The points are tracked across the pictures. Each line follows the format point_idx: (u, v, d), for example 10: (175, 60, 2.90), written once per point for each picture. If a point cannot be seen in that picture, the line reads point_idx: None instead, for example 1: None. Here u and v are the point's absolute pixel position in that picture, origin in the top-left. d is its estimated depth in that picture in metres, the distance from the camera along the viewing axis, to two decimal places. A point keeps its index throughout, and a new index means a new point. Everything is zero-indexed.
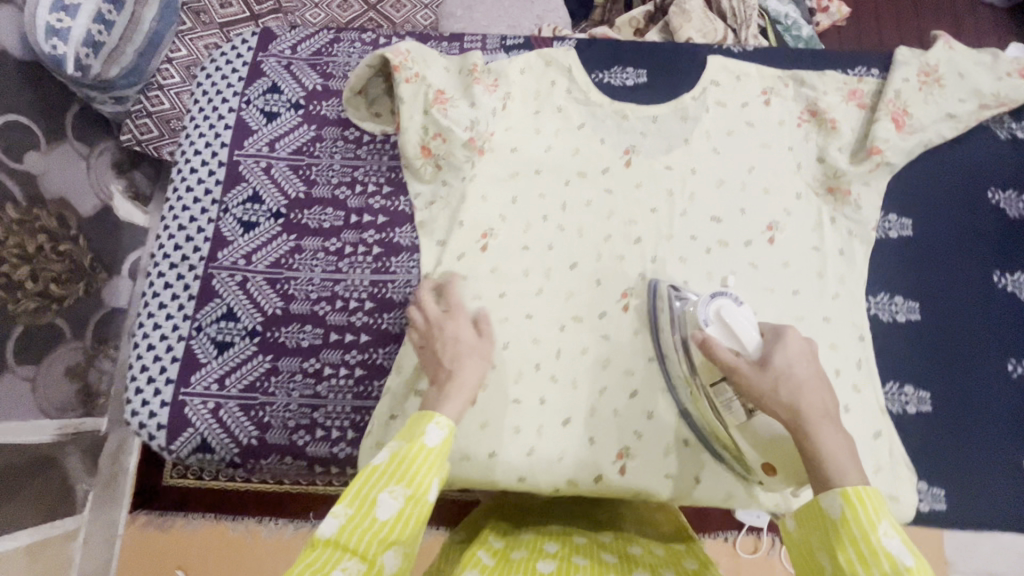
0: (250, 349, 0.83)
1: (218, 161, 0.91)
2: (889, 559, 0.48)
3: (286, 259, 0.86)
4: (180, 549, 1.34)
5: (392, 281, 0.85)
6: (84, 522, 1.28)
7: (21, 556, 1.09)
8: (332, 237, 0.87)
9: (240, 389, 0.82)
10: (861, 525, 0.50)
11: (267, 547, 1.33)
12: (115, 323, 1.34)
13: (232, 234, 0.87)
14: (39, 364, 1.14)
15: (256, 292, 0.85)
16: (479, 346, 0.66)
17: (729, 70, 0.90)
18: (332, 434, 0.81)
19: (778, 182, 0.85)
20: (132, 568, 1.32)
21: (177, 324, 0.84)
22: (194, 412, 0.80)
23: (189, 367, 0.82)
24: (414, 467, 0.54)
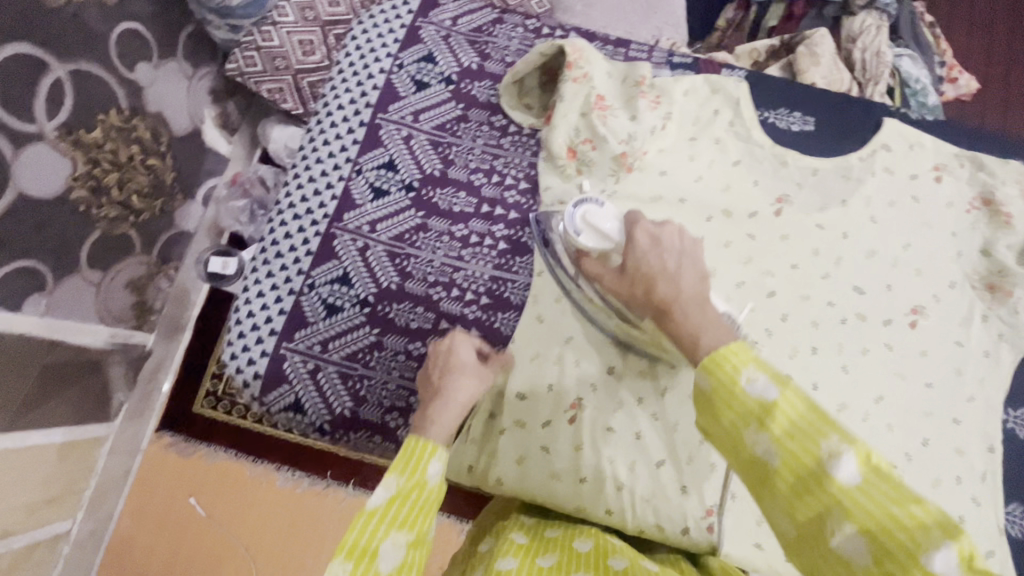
0: (356, 317, 0.89)
1: (359, 126, 0.96)
2: (759, 401, 0.50)
3: (409, 236, 0.91)
4: (196, 477, 1.36)
5: (511, 280, 0.91)
6: (114, 431, 1.28)
7: (51, 453, 1.11)
8: (460, 223, 0.92)
9: (341, 355, 0.88)
10: (727, 381, 0.52)
11: (278, 494, 1.34)
12: (183, 244, 1.35)
13: (362, 201, 0.92)
14: (108, 271, 1.15)
15: (374, 261, 0.91)
16: (480, 371, 0.79)
17: (904, 137, 0.91)
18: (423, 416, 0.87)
19: (932, 269, 0.85)
20: (146, 485, 1.35)
21: (291, 280, 0.90)
22: (294, 368, 0.88)
23: (297, 323, 0.89)
24: (413, 515, 0.60)
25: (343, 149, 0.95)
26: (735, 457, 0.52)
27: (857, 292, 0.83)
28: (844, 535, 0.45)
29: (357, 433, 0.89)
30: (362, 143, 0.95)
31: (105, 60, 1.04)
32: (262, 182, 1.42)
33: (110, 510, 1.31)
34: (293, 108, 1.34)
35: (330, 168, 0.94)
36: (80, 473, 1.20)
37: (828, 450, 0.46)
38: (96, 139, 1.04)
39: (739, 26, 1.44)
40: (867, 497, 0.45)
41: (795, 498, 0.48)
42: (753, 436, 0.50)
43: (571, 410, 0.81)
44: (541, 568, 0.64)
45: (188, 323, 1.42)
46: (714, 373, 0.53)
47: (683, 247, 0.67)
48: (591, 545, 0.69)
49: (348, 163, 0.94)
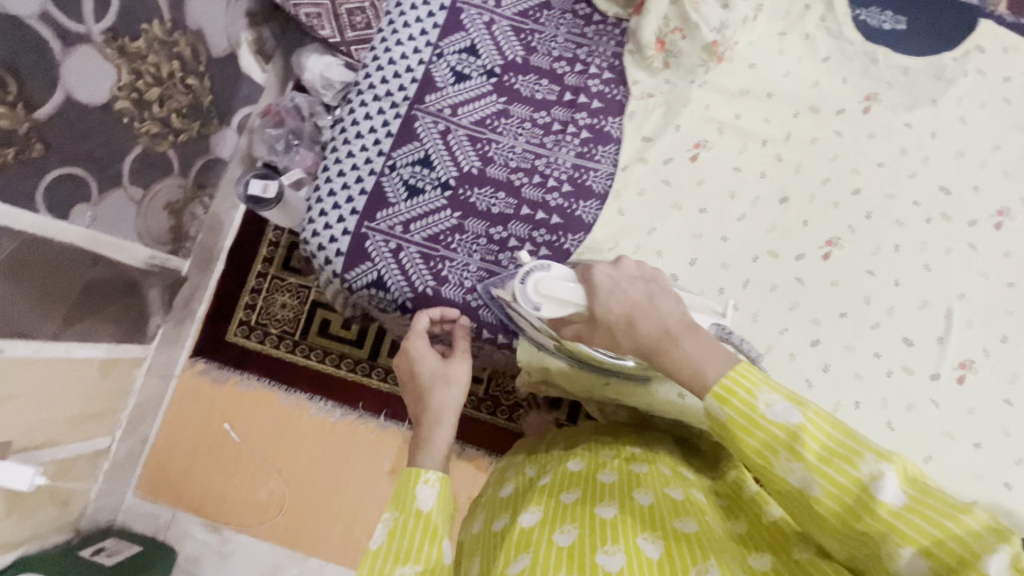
0: (440, 199, 0.89)
1: (440, 8, 0.94)
2: (786, 429, 0.51)
3: (491, 122, 0.92)
4: (227, 403, 1.38)
5: (594, 169, 0.91)
6: (151, 353, 1.29)
7: (94, 368, 1.13)
8: (543, 110, 0.93)
9: (422, 237, 0.88)
10: (745, 412, 0.52)
11: (308, 425, 1.36)
12: (218, 170, 1.34)
13: (444, 85, 0.92)
14: (147, 190, 1.15)
15: (456, 145, 0.91)
16: (446, 368, 0.77)
17: (998, 40, 0.88)
18: None
19: (1022, 169, 0.86)
20: (180, 409, 1.37)
21: (372, 161, 0.90)
22: (376, 248, 0.88)
23: (378, 205, 0.89)
24: (414, 543, 0.59)
25: (424, 33, 0.93)
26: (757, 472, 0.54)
27: (942, 192, 0.86)
28: (903, 552, 0.48)
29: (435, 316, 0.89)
30: (445, 28, 0.94)
31: None
32: (296, 111, 1.38)
33: (145, 432, 1.34)
34: (331, 36, 1.32)
35: (410, 51, 0.93)
36: (118, 392, 1.22)
37: (873, 478, 0.49)
38: (140, 50, 1.03)
39: None
40: (915, 518, 0.47)
41: (848, 523, 0.50)
42: (786, 465, 0.51)
43: None
44: (566, 502, 0.69)
45: (220, 253, 1.41)
46: (723, 401, 0.53)
47: (646, 283, 0.67)
48: (614, 476, 0.73)
49: (428, 47, 0.93)
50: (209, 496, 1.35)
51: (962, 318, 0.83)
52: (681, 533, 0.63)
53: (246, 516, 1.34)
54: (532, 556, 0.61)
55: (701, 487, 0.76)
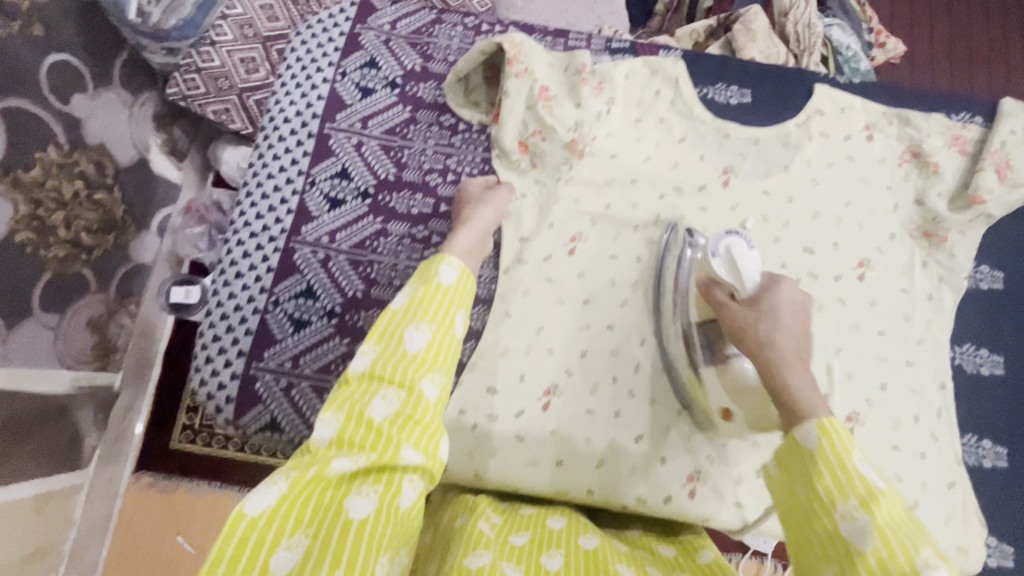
0: (325, 329, 0.88)
1: (307, 138, 0.95)
2: (865, 486, 0.51)
3: (368, 243, 0.92)
4: (181, 512, 1.33)
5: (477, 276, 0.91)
6: (89, 477, 1.22)
7: (27, 505, 1.05)
8: (420, 224, 0.93)
9: (310, 370, 0.87)
10: (835, 454, 0.54)
11: None
12: (142, 277, 1.31)
13: (319, 213, 0.92)
14: (65, 313, 1.11)
15: (337, 271, 0.90)
16: (499, 203, 0.86)
17: (834, 101, 0.96)
18: None
19: (872, 221, 0.92)
20: (130, 527, 1.31)
21: (254, 299, 0.89)
22: (266, 387, 0.86)
23: (262, 345, 0.87)
24: (429, 308, 0.66)
25: (294, 164, 0.94)
26: (812, 522, 0.53)
27: (806, 252, 0.89)
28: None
29: None
30: (314, 158, 0.94)
31: (37, 95, 0.99)
32: (218, 207, 1.40)
33: (94, 556, 1.26)
34: (242, 128, 1.30)
35: (281, 185, 0.94)
36: (58, 523, 1.14)
37: (926, 559, 0.46)
38: (37, 179, 1.00)
39: (677, 8, 1.52)
40: None
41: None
42: (848, 509, 0.50)
43: (543, 397, 0.85)
44: (513, 544, 0.65)
45: (156, 358, 1.39)
46: (822, 433, 0.55)
47: (797, 313, 0.69)
48: (562, 522, 0.73)
49: (299, 178, 0.94)
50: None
51: (842, 372, 0.87)
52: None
53: None
54: (490, 559, 0.59)
55: (647, 545, 0.75)
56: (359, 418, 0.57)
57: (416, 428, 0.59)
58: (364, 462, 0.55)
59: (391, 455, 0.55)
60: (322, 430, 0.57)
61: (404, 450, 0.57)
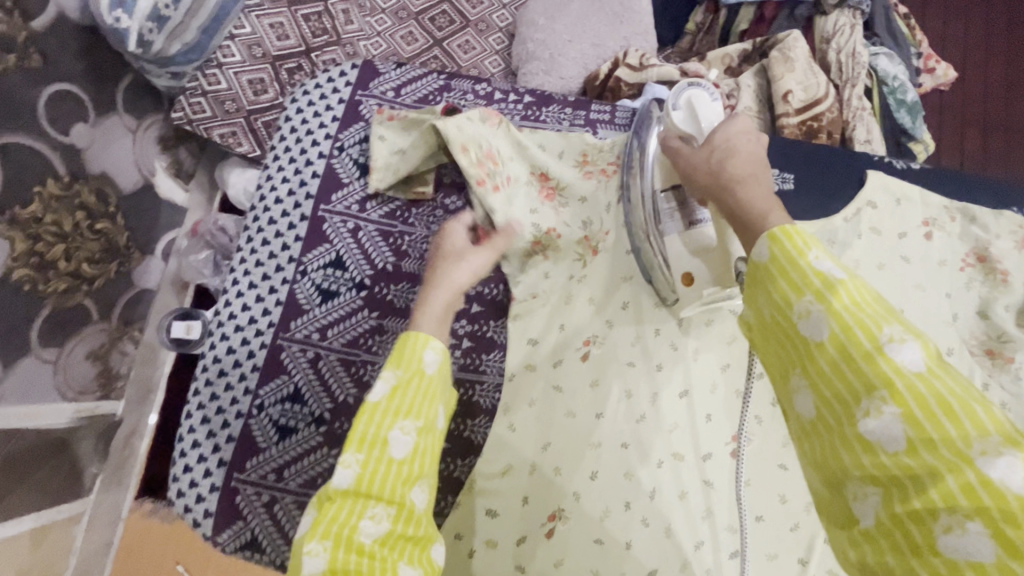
0: (313, 437, 0.80)
1: (299, 223, 0.87)
2: (819, 282, 0.47)
3: (362, 341, 0.84)
4: (182, 541, 1.32)
5: (479, 382, 0.82)
6: (90, 505, 1.22)
7: (22, 542, 1.04)
8: None
9: (295, 483, 0.79)
10: (790, 253, 0.49)
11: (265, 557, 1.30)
12: (145, 303, 1.29)
13: (310, 305, 0.84)
14: (64, 346, 1.09)
15: (328, 373, 0.82)
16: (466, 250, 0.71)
17: (886, 191, 0.84)
18: None
19: (928, 334, 0.75)
20: (130, 557, 1.29)
21: (238, 401, 0.81)
22: (248, 501, 0.79)
23: (245, 454, 0.80)
24: (416, 401, 0.56)
25: (284, 249, 0.86)
26: (775, 330, 0.51)
27: None
28: (878, 420, 0.43)
29: None
30: (305, 245, 0.86)
31: (35, 129, 0.95)
32: (223, 233, 1.32)
33: None
34: (250, 150, 1.25)
35: (269, 272, 0.86)
36: (58, 554, 1.12)
37: (888, 337, 0.43)
38: (35, 213, 0.97)
39: (709, 29, 1.42)
40: (922, 385, 0.42)
41: (838, 388, 0.46)
42: (805, 305, 0.47)
43: (548, 522, 0.72)
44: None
45: (159, 383, 1.37)
46: (775, 243, 0.50)
47: (756, 140, 0.62)
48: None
49: (289, 265, 0.86)
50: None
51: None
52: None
53: None
54: None
55: None
56: (350, 546, 0.50)
57: (411, 543, 0.53)
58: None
59: None
60: (309, 564, 0.48)
61: (402, 569, 0.50)
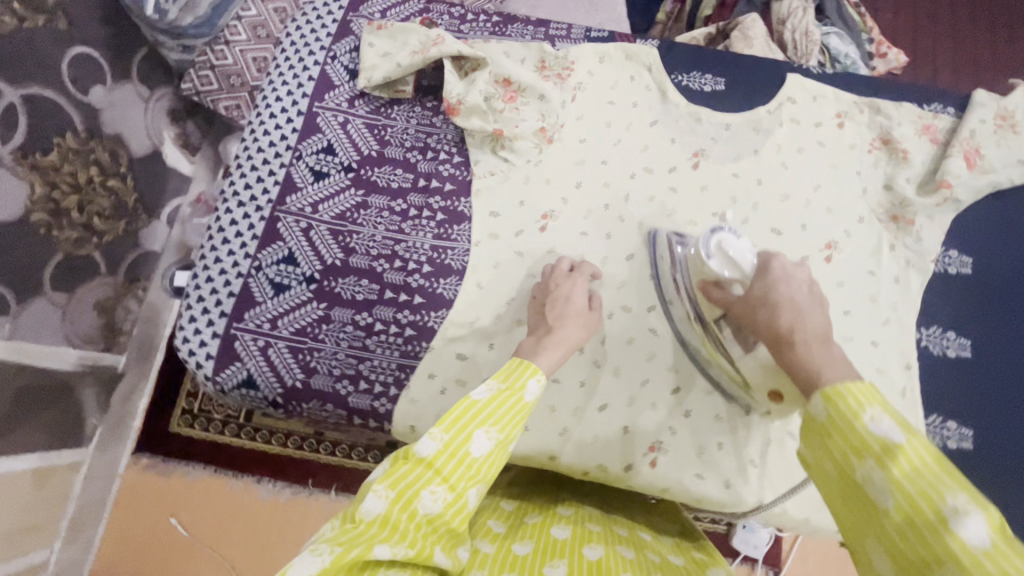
0: (303, 295, 0.83)
1: (294, 114, 0.91)
2: (879, 443, 0.48)
3: (350, 214, 0.86)
4: (177, 496, 1.34)
5: (451, 247, 0.85)
6: (89, 456, 1.26)
7: (25, 479, 1.08)
8: (399, 199, 0.87)
9: (288, 331, 0.82)
10: (844, 416, 0.51)
11: (261, 507, 1.33)
12: (150, 263, 1.36)
13: (303, 183, 0.87)
14: (73, 293, 1.15)
15: (318, 241, 0.85)
16: (584, 315, 0.74)
17: (806, 89, 0.93)
18: (375, 388, 0.80)
19: (842, 205, 0.90)
20: (129, 507, 1.33)
21: (236, 266, 0.84)
22: (245, 345, 0.82)
23: (241, 305, 0.83)
24: (512, 421, 0.60)
25: (280, 134, 0.90)
26: (837, 484, 0.52)
27: (773, 234, 0.87)
28: (968, 535, 0.42)
29: (313, 408, 0.82)
30: (296, 134, 0.90)
31: (59, 85, 1.05)
32: None
33: (91, 536, 1.29)
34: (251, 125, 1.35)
35: (264, 152, 0.89)
36: (57, 498, 1.17)
37: (953, 507, 0.43)
38: (53, 162, 1.06)
39: (678, 17, 1.55)
40: (997, 568, 0.40)
41: (910, 551, 0.45)
42: (866, 470, 0.49)
43: None
44: (516, 556, 0.66)
45: (159, 343, 1.42)
46: (831, 403, 0.53)
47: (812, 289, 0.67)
48: (566, 532, 0.73)
49: (283, 146, 0.89)
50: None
51: None
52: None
53: None
54: None
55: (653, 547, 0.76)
56: (405, 507, 0.53)
57: (446, 535, 0.56)
58: (402, 556, 0.51)
59: (427, 556, 0.53)
60: (370, 502, 0.53)
61: (436, 553, 0.54)
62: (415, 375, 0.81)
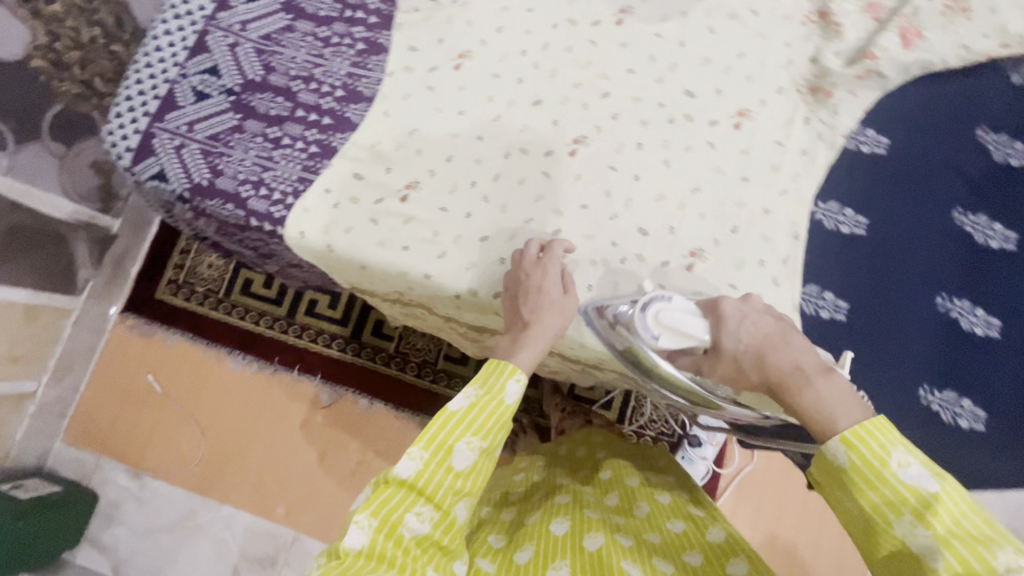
0: (221, 105, 0.63)
1: None
2: (912, 494, 0.32)
3: (277, 36, 0.64)
4: (160, 353, 1.16)
5: (370, 72, 0.63)
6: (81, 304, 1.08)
7: (15, 314, 0.93)
8: (325, 25, 0.64)
9: (204, 136, 0.62)
10: (873, 467, 0.34)
11: (239, 381, 1.15)
12: None
13: (236, 2, 0.65)
14: (73, 145, 0.95)
15: (242, 57, 0.64)
16: (563, 306, 0.51)
17: None
18: (274, 195, 0.60)
19: None
20: (110, 365, 1.17)
21: (166, 62, 0.63)
22: (161, 145, 0.62)
23: (165, 105, 0.62)
24: (498, 428, 0.44)
25: None
26: (865, 540, 0.35)
27: None
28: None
29: (214, 216, 0.62)
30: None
31: None
32: None
33: (77, 381, 1.14)
34: None
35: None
36: (45, 341, 1.02)
37: (1005, 563, 0.29)
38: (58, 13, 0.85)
39: None
40: None
41: None
42: (903, 529, 0.33)
43: None
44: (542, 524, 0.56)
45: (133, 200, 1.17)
46: (850, 446, 0.35)
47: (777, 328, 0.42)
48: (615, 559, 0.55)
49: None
50: (111, 439, 1.14)
51: None
52: (685, 564, 0.49)
53: (155, 461, 1.13)
54: None
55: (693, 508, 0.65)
56: (392, 541, 0.41)
57: (438, 556, 0.44)
58: None
59: None
60: (352, 535, 0.40)
61: None
62: (312, 187, 0.60)
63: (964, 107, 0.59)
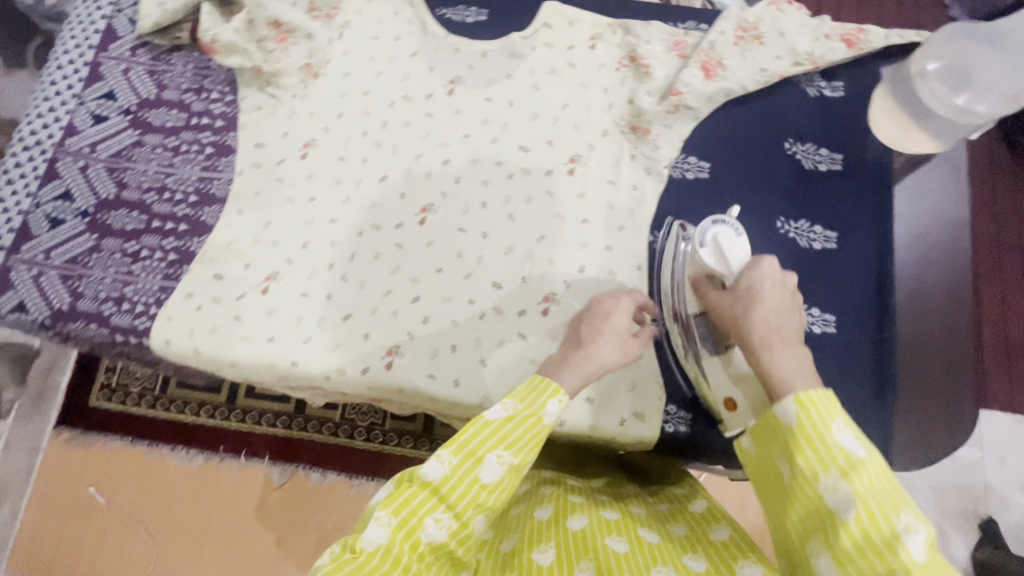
0: (77, 228, 0.64)
1: (103, 14, 0.71)
2: (844, 457, 0.34)
3: (126, 152, 0.66)
4: (96, 459, 1.06)
5: (219, 174, 0.65)
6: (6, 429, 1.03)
7: None
8: (172, 135, 0.67)
9: (62, 261, 0.63)
10: (814, 428, 0.35)
11: (184, 475, 1.05)
12: None
13: (84, 125, 0.67)
14: None
15: (93, 177, 0.65)
16: (629, 345, 0.49)
17: None
18: (136, 307, 0.61)
19: None
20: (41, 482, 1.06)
21: (18, 194, 0.65)
22: (19, 277, 0.62)
23: (20, 236, 0.63)
24: (533, 444, 0.42)
25: (74, 70, 0.69)
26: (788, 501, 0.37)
27: None
28: None
29: (81, 337, 0.62)
30: (85, 74, 0.69)
31: None
32: None
33: None
34: None
35: (59, 87, 0.68)
36: None
37: (905, 522, 0.32)
38: None
39: None
40: None
41: (850, 557, 0.33)
42: (827, 484, 0.34)
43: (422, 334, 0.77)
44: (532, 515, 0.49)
45: None
46: (800, 407, 0.36)
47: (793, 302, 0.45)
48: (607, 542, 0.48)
49: (76, 78, 0.68)
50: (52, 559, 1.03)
51: None
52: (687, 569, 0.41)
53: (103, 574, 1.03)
54: None
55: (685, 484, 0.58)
56: (412, 546, 0.39)
57: (449, 568, 0.41)
58: None
59: None
60: (370, 531, 0.38)
61: None
62: (174, 295, 0.61)
63: (772, 126, 0.63)
